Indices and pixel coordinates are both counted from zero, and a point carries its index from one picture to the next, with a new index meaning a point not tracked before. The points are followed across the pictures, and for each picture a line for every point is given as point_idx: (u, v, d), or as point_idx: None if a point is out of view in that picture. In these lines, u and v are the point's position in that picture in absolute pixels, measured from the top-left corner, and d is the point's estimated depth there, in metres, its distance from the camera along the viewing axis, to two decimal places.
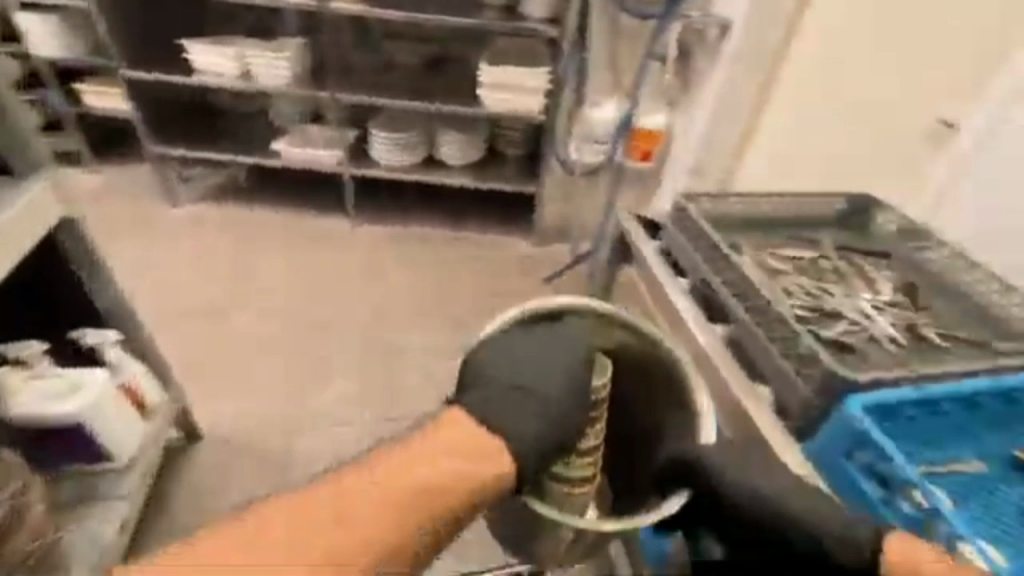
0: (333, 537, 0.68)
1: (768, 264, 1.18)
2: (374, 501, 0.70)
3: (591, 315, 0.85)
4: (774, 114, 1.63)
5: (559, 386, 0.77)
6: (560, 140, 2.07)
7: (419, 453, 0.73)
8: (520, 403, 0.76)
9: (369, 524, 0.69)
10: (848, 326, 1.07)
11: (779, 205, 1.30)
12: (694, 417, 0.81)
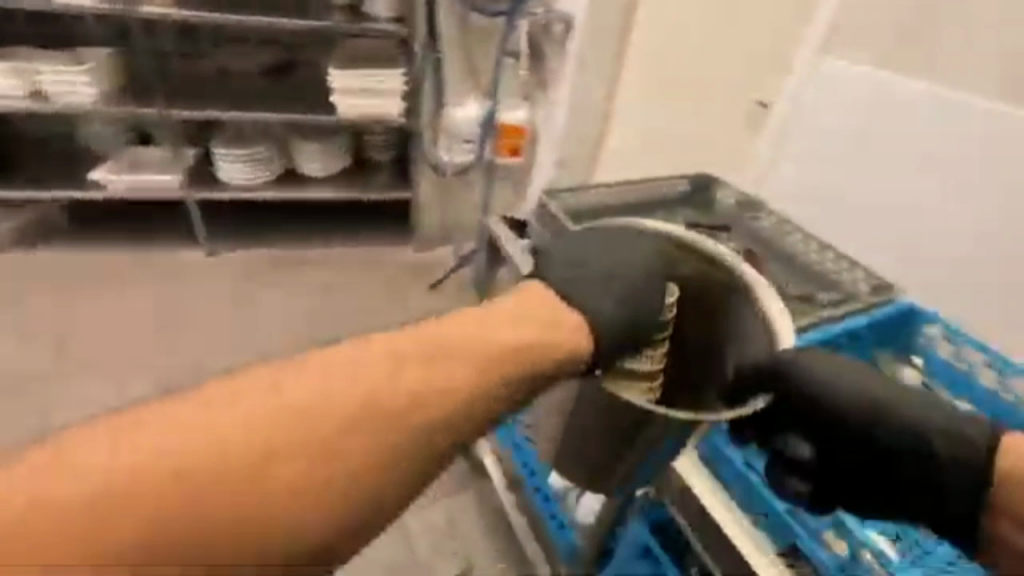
0: (302, 444, 0.43)
1: None
2: (378, 403, 0.46)
3: (665, 238, 0.69)
4: (625, 107, 1.68)
5: (618, 281, 0.63)
6: (426, 141, 2.05)
7: (487, 330, 0.55)
8: (549, 312, 0.60)
9: (363, 437, 0.45)
10: None
11: (635, 194, 1.17)
12: (748, 303, 0.64)
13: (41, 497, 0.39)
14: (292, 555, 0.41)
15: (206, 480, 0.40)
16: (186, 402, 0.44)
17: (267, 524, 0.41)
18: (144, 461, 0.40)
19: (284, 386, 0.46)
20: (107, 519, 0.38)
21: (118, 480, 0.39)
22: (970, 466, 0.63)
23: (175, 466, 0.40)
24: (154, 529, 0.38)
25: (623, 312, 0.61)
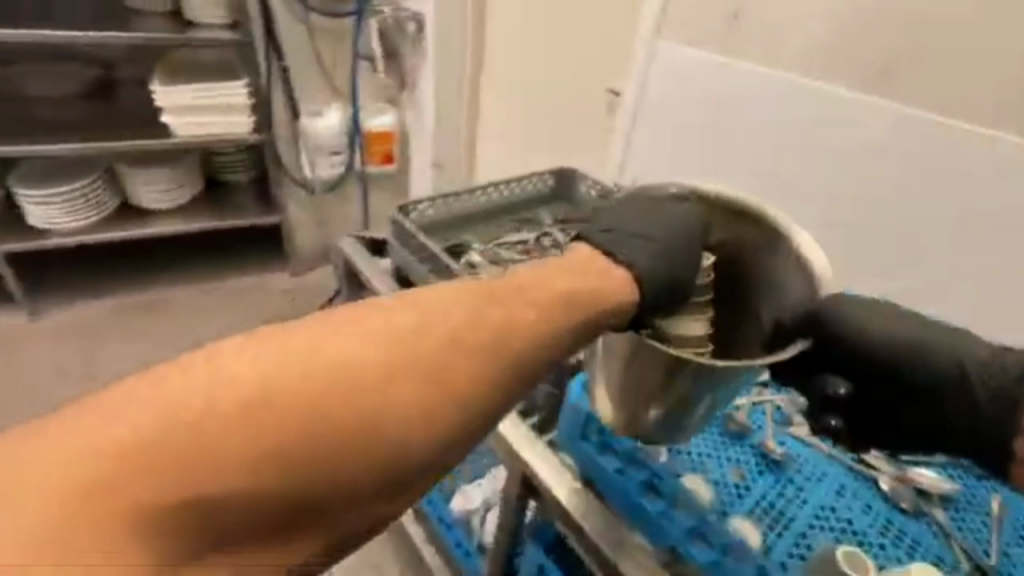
0: (410, 372, 0.39)
1: (498, 255, 0.93)
2: (480, 329, 0.41)
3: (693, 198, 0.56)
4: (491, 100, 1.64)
5: (652, 236, 0.50)
6: (286, 156, 1.91)
7: (550, 275, 0.46)
8: (663, 241, 0.50)
9: (473, 367, 0.40)
10: None
11: (493, 198, 1.06)
12: (782, 239, 0.54)
13: (136, 433, 0.33)
14: (395, 476, 0.38)
15: (328, 408, 0.36)
16: (270, 336, 0.39)
17: (377, 453, 0.37)
18: (264, 385, 0.35)
19: (400, 311, 0.41)
20: (226, 447, 0.34)
21: (232, 407, 0.35)
22: (998, 402, 0.54)
23: (290, 388, 0.36)
24: (269, 460, 0.34)
25: (659, 270, 0.49)
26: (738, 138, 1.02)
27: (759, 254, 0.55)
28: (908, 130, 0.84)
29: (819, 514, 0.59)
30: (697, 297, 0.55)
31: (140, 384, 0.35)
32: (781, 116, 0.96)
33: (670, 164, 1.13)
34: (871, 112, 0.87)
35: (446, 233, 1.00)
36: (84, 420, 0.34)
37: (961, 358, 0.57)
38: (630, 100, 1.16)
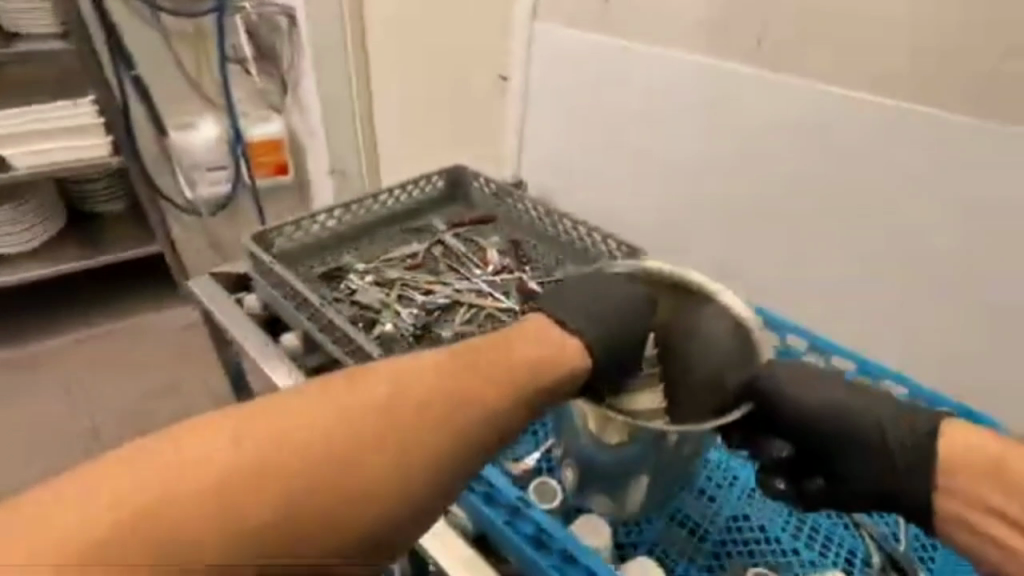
0: (381, 445, 0.46)
1: (381, 274, 0.84)
2: (451, 402, 0.48)
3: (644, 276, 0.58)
4: None
5: (583, 307, 0.55)
6: (161, 178, 1.71)
7: (510, 344, 0.52)
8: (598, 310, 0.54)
9: (442, 440, 0.47)
10: (470, 309, 0.80)
11: (375, 210, 0.96)
12: (710, 301, 0.53)
13: (179, 487, 0.41)
14: (361, 541, 0.45)
15: (323, 477, 0.44)
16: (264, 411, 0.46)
17: (355, 522, 0.44)
18: (280, 453, 0.44)
19: (381, 377, 0.49)
20: (241, 511, 0.42)
21: (238, 474, 0.42)
22: (909, 460, 0.49)
23: (289, 453, 0.44)
24: (272, 513, 0.42)
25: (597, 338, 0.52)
26: (632, 125, 0.93)
27: (688, 317, 0.54)
28: (795, 115, 0.74)
29: (732, 526, 0.56)
30: (648, 367, 0.55)
31: (173, 440, 0.43)
32: (671, 99, 0.86)
33: (567, 154, 1.04)
34: (764, 91, 0.76)
35: (324, 255, 0.89)
36: (143, 465, 0.42)
37: (887, 427, 0.50)
38: (522, 85, 1.08)
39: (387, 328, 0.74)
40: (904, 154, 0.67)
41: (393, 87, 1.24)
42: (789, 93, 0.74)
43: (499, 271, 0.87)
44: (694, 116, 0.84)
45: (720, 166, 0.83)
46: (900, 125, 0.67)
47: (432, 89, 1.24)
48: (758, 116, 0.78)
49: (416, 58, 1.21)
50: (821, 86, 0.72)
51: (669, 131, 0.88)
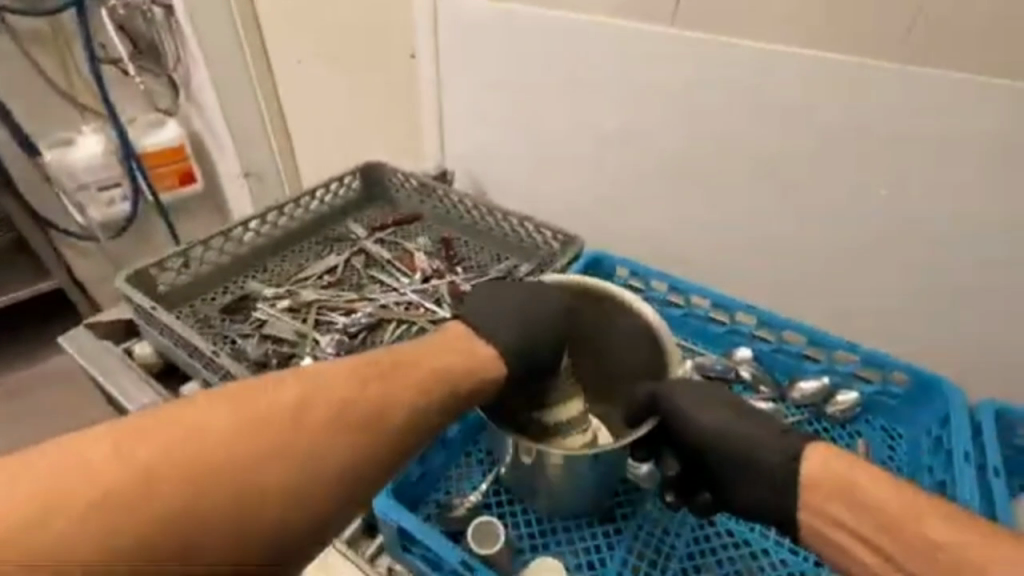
0: (287, 451, 0.41)
1: (295, 299, 0.74)
2: (360, 411, 0.44)
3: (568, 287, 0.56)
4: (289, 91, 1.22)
5: (508, 310, 0.54)
6: (48, 206, 1.45)
7: (430, 349, 0.50)
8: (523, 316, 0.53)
9: (344, 453, 0.43)
10: (399, 326, 0.73)
11: (280, 224, 0.84)
12: (635, 323, 0.53)
13: (33, 497, 0.36)
14: (267, 555, 0.40)
15: (199, 492, 0.38)
16: (159, 417, 0.41)
17: (225, 549, 0.38)
18: (155, 460, 0.38)
19: (289, 382, 0.45)
20: (104, 528, 0.35)
21: (127, 485, 0.37)
22: (776, 485, 0.45)
23: (188, 460, 0.39)
24: (171, 522, 0.37)
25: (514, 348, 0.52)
26: (558, 110, 0.79)
27: (609, 327, 0.55)
28: (740, 81, 0.63)
29: (697, 537, 0.52)
30: (568, 381, 0.57)
31: (52, 453, 0.38)
32: (602, 74, 0.72)
33: (487, 146, 0.90)
34: (705, 61, 0.64)
35: (227, 283, 0.78)
36: (19, 478, 0.36)
37: (759, 450, 0.46)
38: (431, 66, 0.89)
39: (304, 362, 0.66)
40: (860, 121, 0.59)
41: (308, 82, 1.14)
42: (736, 58, 0.62)
43: (427, 277, 0.79)
44: (628, 94, 0.71)
45: (664, 149, 0.72)
46: (856, 88, 0.57)
47: (344, 78, 1.10)
48: (699, 92, 0.66)
49: (323, 44, 1.07)
50: (774, 48, 0.60)
51: (604, 109, 0.74)
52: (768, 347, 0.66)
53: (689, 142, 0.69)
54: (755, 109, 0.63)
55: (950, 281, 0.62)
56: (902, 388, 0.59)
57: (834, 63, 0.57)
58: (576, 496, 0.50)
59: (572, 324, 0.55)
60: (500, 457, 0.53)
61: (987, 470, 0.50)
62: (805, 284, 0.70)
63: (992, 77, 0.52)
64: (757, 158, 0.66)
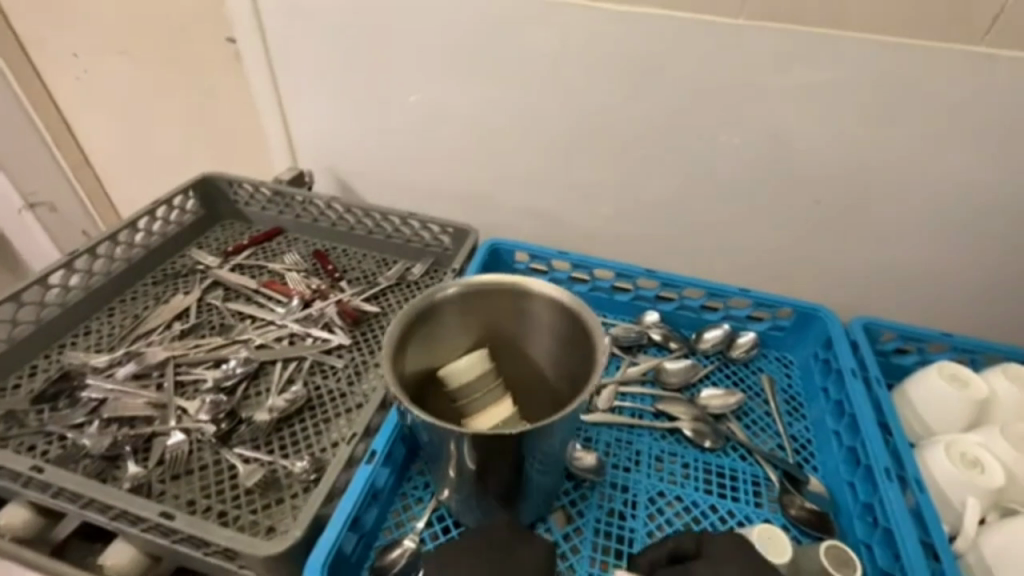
0: None
1: (141, 362, 0.59)
2: None
3: (486, 290, 0.47)
4: (89, 99, 1.00)
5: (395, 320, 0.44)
6: None
7: None
8: (426, 328, 0.46)
9: None
10: (283, 364, 0.61)
11: (95, 270, 0.66)
12: (563, 316, 0.46)
13: None
14: None
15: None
16: None
17: None
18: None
19: None
20: None
21: None
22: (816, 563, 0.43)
23: None
24: None
25: (417, 364, 0.47)
26: (420, 92, 0.75)
27: (538, 322, 0.48)
28: (597, 48, 0.64)
29: (652, 513, 0.50)
30: (476, 389, 0.47)
31: None
32: (462, 53, 0.70)
33: (354, 137, 0.84)
34: (590, 39, 0.64)
35: (34, 362, 0.60)
36: None
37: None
38: (260, 57, 0.80)
39: (172, 440, 0.52)
40: (713, 79, 0.63)
41: (103, 87, 0.97)
42: (588, 25, 0.63)
43: (308, 301, 0.68)
44: (515, 67, 0.69)
45: (541, 122, 0.72)
46: (705, 47, 0.61)
47: (159, 79, 0.93)
48: (581, 64, 0.66)
49: (141, 38, 0.89)
50: (662, 20, 0.61)
51: (469, 88, 0.73)
52: (672, 306, 0.68)
53: (563, 111, 0.71)
54: (616, 76, 0.66)
55: (820, 221, 0.69)
56: (788, 321, 0.65)
57: (711, 31, 0.60)
58: (528, 506, 0.47)
59: (504, 322, 0.49)
60: (436, 482, 0.47)
61: (871, 381, 0.56)
62: (686, 233, 0.76)
63: (863, 31, 0.56)
64: (650, 131, 0.68)
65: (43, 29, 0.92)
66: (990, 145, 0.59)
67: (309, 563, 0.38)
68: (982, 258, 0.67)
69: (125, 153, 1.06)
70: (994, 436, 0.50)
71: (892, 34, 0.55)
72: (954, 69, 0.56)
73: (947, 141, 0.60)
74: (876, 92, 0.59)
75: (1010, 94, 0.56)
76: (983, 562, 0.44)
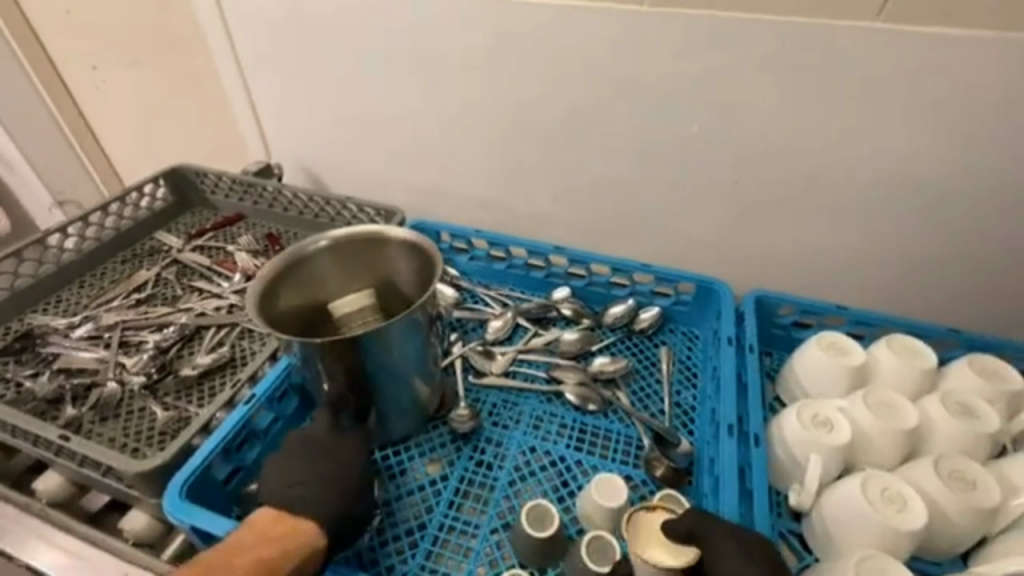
0: None
1: (95, 324, 0.67)
2: None
3: (354, 237, 0.55)
4: (101, 105, 1.12)
5: (263, 267, 0.51)
6: None
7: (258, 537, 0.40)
8: (301, 272, 0.54)
9: None
10: (217, 328, 0.68)
11: (69, 248, 0.75)
12: (417, 253, 0.53)
13: None
14: None
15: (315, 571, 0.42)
16: None
17: None
18: (257, 566, 0.38)
19: None
20: None
21: None
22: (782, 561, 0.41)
23: None
24: None
25: (298, 304, 0.55)
26: (365, 87, 0.80)
27: (403, 262, 0.55)
28: (512, 40, 0.68)
29: (518, 466, 0.54)
30: (359, 319, 0.55)
31: None
32: (399, 51, 0.75)
33: (311, 132, 0.90)
34: (509, 30, 0.67)
35: (9, 324, 0.70)
36: None
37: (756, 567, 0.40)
38: (229, 59, 0.87)
39: (107, 388, 0.60)
40: (622, 64, 0.64)
41: (111, 94, 1.09)
42: (505, 18, 0.66)
43: (250, 276, 0.75)
44: (445, 61, 0.73)
45: (474, 113, 0.76)
46: (612, 34, 0.63)
47: (157, 85, 1.03)
48: (503, 56, 0.69)
49: (140, 50, 0.99)
50: (572, 13, 0.63)
51: (409, 85, 0.77)
52: (582, 282, 0.70)
53: (492, 101, 0.74)
54: (535, 66, 0.68)
55: (736, 201, 0.69)
56: (690, 295, 0.67)
57: (616, 21, 0.62)
58: (393, 419, 0.53)
59: (378, 266, 0.57)
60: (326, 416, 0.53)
61: (746, 348, 0.58)
62: (616, 217, 0.77)
63: (760, 13, 0.57)
64: (571, 115, 0.71)
65: (65, 44, 1.05)
66: (897, 120, 0.58)
67: (171, 486, 0.45)
68: (905, 235, 0.65)
69: (133, 152, 1.18)
70: (859, 402, 0.50)
71: (790, 14, 0.56)
72: (848, 45, 0.55)
73: (852, 119, 0.59)
74: (778, 71, 0.59)
75: (911, 68, 0.55)
76: (821, 519, 0.45)
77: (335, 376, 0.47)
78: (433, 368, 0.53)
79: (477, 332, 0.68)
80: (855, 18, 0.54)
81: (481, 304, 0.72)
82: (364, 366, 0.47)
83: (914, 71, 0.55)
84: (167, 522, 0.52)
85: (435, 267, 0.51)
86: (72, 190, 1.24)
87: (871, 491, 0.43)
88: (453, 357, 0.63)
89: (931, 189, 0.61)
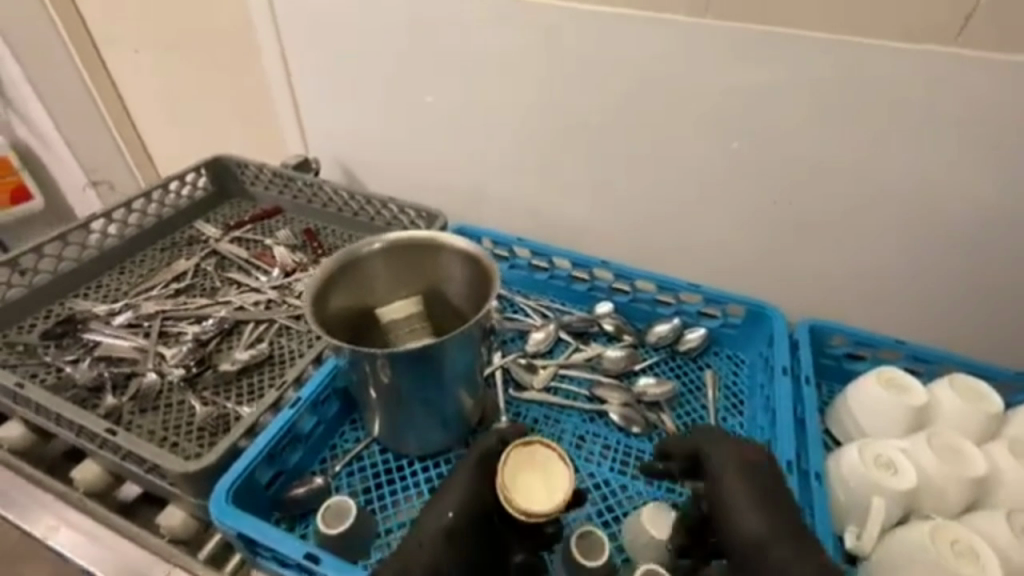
0: None
1: (136, 311, 0.67)
2: None
3: (408, 243, 0.54)
4: (140, 86, 1.12)
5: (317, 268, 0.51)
6: None
7: None
8: (354, 275, 0.53)
9: None
10: (256, 323, 0.67)
11: (111, 233, 0.75)
12: (472, 262, 0.52)
13: None
14: None
15: None
16: None
17: None
18: None
19: None
20: None
21: None
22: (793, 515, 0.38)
23: None
24: None
25: (347, 307, 0.54)
26: (410, 86, 0.79)
27: (455, 270, 0.54)
28: (566, 45, 0.66)
29: None
30: (406, 326, 0.54)
31: None
32: (448, 51, 0.73)
33: (351, 128, 0.89)
34: (564, 36, 0.65)
35: (50, 307, 0.70)
36: None
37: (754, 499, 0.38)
38: (274, 50, 0.87)
39: (146, 379, 0.59)
40: (681, 77, 0.62)
41: (151, 77, 1.09)
42: (562, 21, 0.64)
43: (289, 272, 0.75)
44: (495, 63, 0.71)
45: (521, 117, 0.74)
46: (673, 45, 0.61)
47: (199, 71, 1.03)
48: (555, 61, 0.67)
49: (184, 35, 0.99)
50: (633, 21, 0.61)
51: (456, 85, 0.75)
52: (626, 298, 0.69)
53: (540, 105, 0.72)
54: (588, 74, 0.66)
55: (789, 224, 0.67)
56: (740, 319, 0.65)
57: (679, 32, 0.60)
58: (438, 430, 0.52)
59: (429, 274, 0.56)
60: (370, 421, 0.52)
61: (801, 379, 0.57)
62: (662, 232, 0.74)
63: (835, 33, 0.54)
64: (621, 126, 0.68)
65: (110, 26, 1.05)
66: (972, 152, 0.55)
67: (217, 489, 0.44)
68: (973, 272, 0.62)
69: (168, 135, 1.18)
70: (921, 444, 0.48)
71: (866, 35, 0.53)
72: (925, 72, 0.53)
73: (924, 148, 0.57)
74: (848, 94, 0.56)
75: (992, 99, 0.52)
76: (880, 566, 0.44)
77: (385, 384, 0.46)
78: (480, 379, 0.52)
79: (517, 343, 0.67)
80: (936, 43, 0.51)
81: (521, 314, 0.70)
82: (416, 375, 0.46)
83: (996, 102, 0.52)
84: (202, 519, 0.52)
85: (491, 279, 0.50)
86: (105, 168, 1.24)
87: (939, 542, 0.42)
88: (494, 368, 0.61)
89: (1004, 226, 0.58)
